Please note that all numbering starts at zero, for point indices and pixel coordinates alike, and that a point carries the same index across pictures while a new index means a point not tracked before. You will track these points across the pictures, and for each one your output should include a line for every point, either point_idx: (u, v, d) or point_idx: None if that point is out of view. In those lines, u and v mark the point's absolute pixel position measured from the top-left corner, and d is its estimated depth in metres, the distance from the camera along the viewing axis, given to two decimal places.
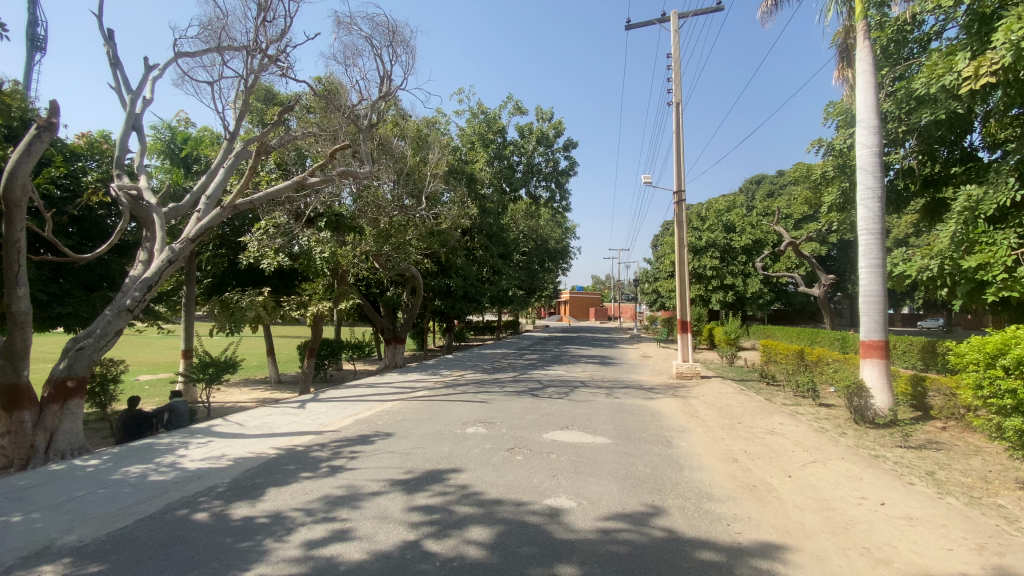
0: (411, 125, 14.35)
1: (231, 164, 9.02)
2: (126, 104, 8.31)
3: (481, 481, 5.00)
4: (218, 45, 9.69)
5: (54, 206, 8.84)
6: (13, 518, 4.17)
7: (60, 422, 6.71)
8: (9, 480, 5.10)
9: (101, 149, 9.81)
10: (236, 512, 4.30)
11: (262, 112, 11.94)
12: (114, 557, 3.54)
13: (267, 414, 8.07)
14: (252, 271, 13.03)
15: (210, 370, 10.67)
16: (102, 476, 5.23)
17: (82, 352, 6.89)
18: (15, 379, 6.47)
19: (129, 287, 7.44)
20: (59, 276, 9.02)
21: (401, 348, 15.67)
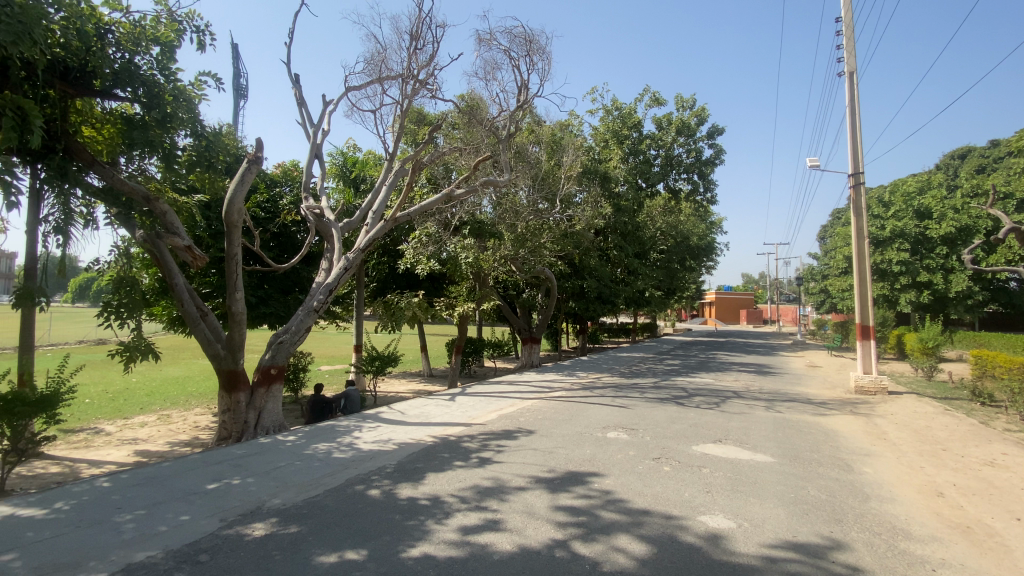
0: (546, 130, 14.63)
1: (391, 182, 10.12)
2: (310, 136, 9.82)
3: (627, 488, 4.85)
4: (379, 76, 10.93)
5: (260, 225, 10.95)
6: (236, 480, 5.17)
7: (266, 403, 8.14)
8: (233, 448, 6.34)
9: (293, 175, 11.69)
10: (401, 492, 4.78)
11: (415, 133, 13.14)
12: (309, 521, 4.17)
13: (423, 405, 8.84)
14: (409, 275, 14.41)
15: (376, 363, 12.08)
16: (297, 450, 6.22)
17: (282, 346, 8.25)
18: (234, 366, 8.08)
19: (315, 291, 8.75)
20: (264, 281, 10.98)
21: (537, 348, 16.06)
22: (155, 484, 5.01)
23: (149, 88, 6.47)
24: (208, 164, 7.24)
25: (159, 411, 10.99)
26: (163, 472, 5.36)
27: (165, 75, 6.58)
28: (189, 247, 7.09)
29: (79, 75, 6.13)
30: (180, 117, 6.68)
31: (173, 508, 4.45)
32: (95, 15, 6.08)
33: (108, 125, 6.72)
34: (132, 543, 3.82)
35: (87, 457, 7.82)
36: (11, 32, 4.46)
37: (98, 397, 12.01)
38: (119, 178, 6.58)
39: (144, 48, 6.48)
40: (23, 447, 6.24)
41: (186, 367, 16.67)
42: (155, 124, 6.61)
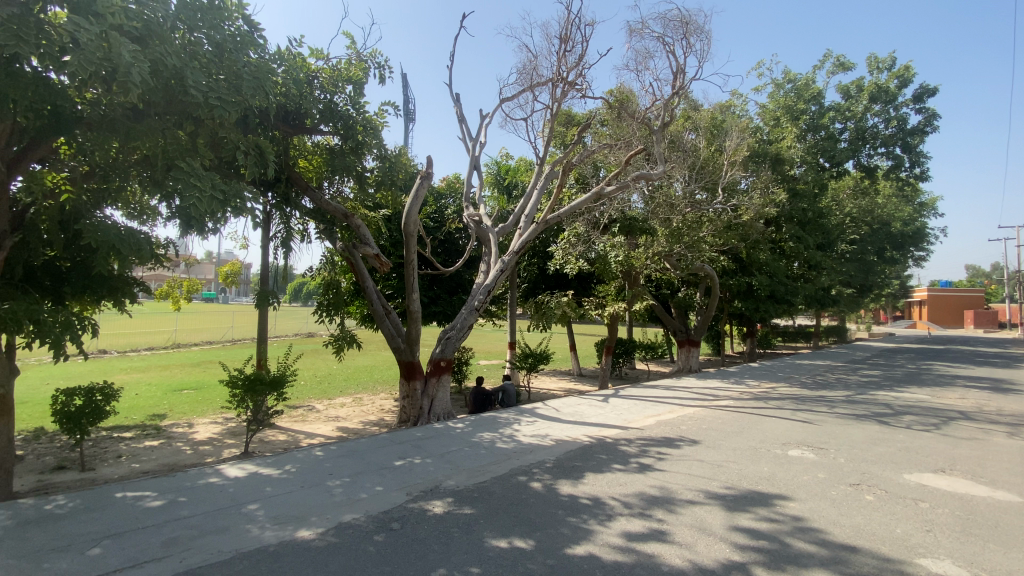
0: (704, 115, 13.62)
1: (542, 185, 10.34)
2: (469, 149, 10.57)
3: (818, 516, 4.23)
4: (530, 84, 11.30)
5: (430, 234, 12.12)
6: (417, 460, 5.80)
7: (437, 392, 8.94)
8: (414, 431, 7.13)
9: (455, 187, 12.73)
10: (562, 488, 4.86)
11: (564, 135, 13.27)
12: (479, 505, 4.48)
13: (577, 404, 8.88)
14: (559, 275, 14.56)
15: (530, 360, 12.52)
16: (466, 437, 6.75)
17: (450, 340, 9.01)
18: (411, 359, 9.09)
19: (476, 291, 9.38)
20: (434, 284, 12.09)
21: (695, 351, 15.04)
22: (354, 457, 5.88)
23: (345, 121, 7.53)
24: (391, 182, 8.27)
25: (353, 394, 12.92)
26: (360, 447, 6.26)
27: (357, 108, 7.66)
28: (377, 255, 8.28)
29: (295, 117, 7.33)
30: (370, 142, 7.79)
31: (368, 479, 5.17)
32: (305, 65, 7.28)
33: (317, 156, 8.11)
34: (340, 505, 4.52)
35: (303, 429, 9.52)
36: (252, 86, 5.60)
37: (309, 380, 14.58)
38: (324, 200, 7.81)
39: (341, 87, 7.62)
40: (262, 417, 7.86)
41: (371, 358, 19.31)
42: (350, 150, 7.69)
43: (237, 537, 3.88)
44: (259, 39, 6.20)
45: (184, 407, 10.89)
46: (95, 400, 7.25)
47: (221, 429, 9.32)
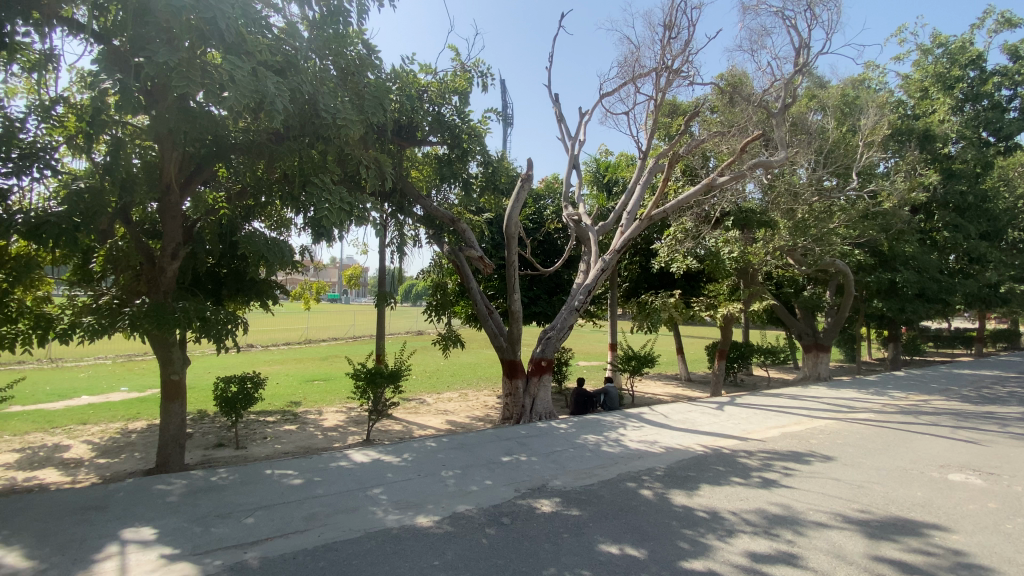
0: (832, 92, 12.23)
1: (646, 179, 9.95)
2: (569, 148, 10.52)
3: (994, 555, 3.56)
4: (632, 76, 10.94)
5: (530, 234, 12.26)
6: (523, 458, 5.90)
7: (538, 391, 8.99)
8: (519, 428, 7.27)
9: (554, 187, 12.76)
10: (675, 498, 4.64)
11: (669, 126, 12.67)
12: (588, 508, 4.43)
13: (687, 410, 8.42)
14: (665, 274, 13.92)
15: (633, 363, 12.12)
16: (570, 438, 6.72)
17: (550, 340, 9.03)
18: (513, 357, 9.27)
19: (576, 291, 9.29)
20: (534, 284, 12.18)
21: (824, 358, 13.53)
22: (464, 450, 6.14)
23: (452, 131, 7.86)
24: (494, 185, 8.46)
25: (459, 390, 13.53)
26: (469, 441, 6.53)
27: (462, 118, 7.97)
28: (480, 256, 8.48)
29: (408, 130, 7.79)
30: (475, 149, 8.06)
31: (478, 473, 5.36)
32: (416, 81, 7.71)
33: (426, 165, 8.59)
34: (453, 496, 4.75)
35: (415, 421, 10.16)
36: (372, 105, 6.14)
37: (420, 375, 15.55)
38: (434, 207, 8.24)
39: (448, 98, 7.96)
40: (381, 408, 8.53)
41: (475, 356, 20.05)
42: (457, 158, 8.06)
43: (364, 518, 4.24)
44: (376, 60, 6.71)
45: (315, 396, 12.19)
46: (246, 387, 8.37)
47: (345, 418, 10.28)
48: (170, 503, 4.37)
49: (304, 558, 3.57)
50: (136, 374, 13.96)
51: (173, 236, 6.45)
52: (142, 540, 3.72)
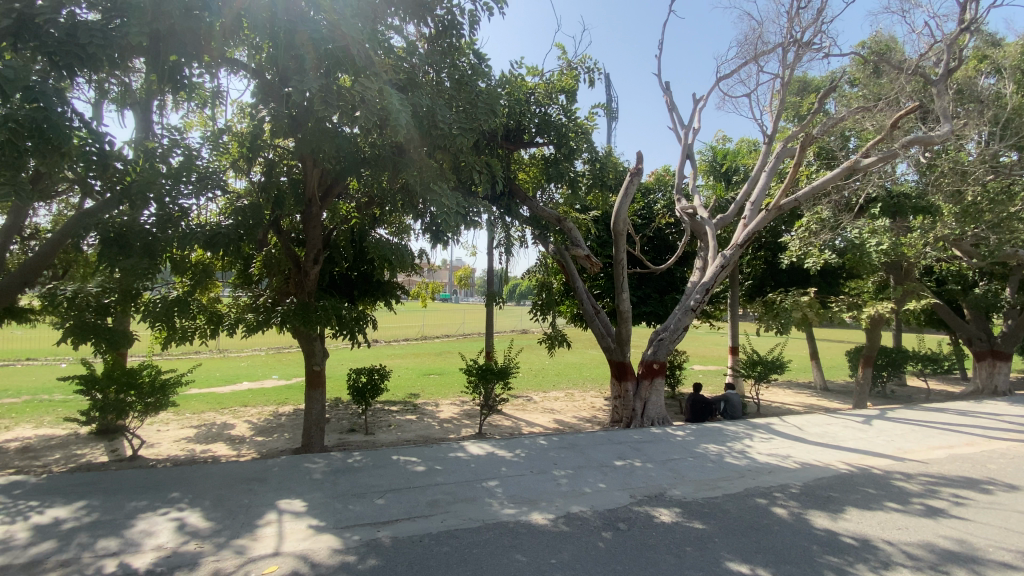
0: (1013, 49, 10.18)
1: (772, 166, 9.07)
2: (681, 138, 9.97)
3: None
4: (753, 55, 10.05)
5: (640, 230, 11.83)
6: (638, 463, 5.70)
7: (650, 395, 8.63)
8: (632, 432, 7.04)
9: (665, 180, 12.20)
10: (814, 520, 4.17)
11: (798, 106, 11.44)
12: (712, 522, 4.16)
13: (825, 423, 7.51)
14: (794, 270, 12.58)
15: (759, 369, 11.11)
16: (688, 447, 6.35)
17: (663, 342, 8.62)
18: (623, 358, 9.01)
19: (692, 290, 8.76)
20: (644, 283, 11.74)
21: (1005, 368, 11.20)
22: (576, 451, 6.10)
23: (559, 130, 7.83)
24: (602, 182, 8.27)
25: (567, 390, 13.51)
26: (580, 442, 6.47)
27: (569, 116, 7.93)
28: (587, 256, 8.27)
29: (515, 133, 7.90)
30: (582, 146, 7.95)
31: (590, 475, 5.30)
32: (524, 84, 7.79)
33: (534, 166, 8.67)
34: (567, 496, 4.74)
35: (524, 418, 10.34)
36: (484, 113, 6.39)
37: (527, 373, 15.80)
38: (541, 208, 8.20)
39: (555, 97, 7.97)
40: (492, 403, 8.80)
41: (582, 356, 19.88)
42: (564, 157, 8.03)
43: (482, 509, 4.39)
44: (486, 68, 6.94)
45: (432, 389, 12.97)
46: (373, 377, 9.18)
47: (459, 411, 10.80)
48: (315, 480, 4.93)
49: (429, 542, 3.80)
50: (284, 364, 16.01)
51: (314, 243, 7.30)
52: (295, 511, 4.24)
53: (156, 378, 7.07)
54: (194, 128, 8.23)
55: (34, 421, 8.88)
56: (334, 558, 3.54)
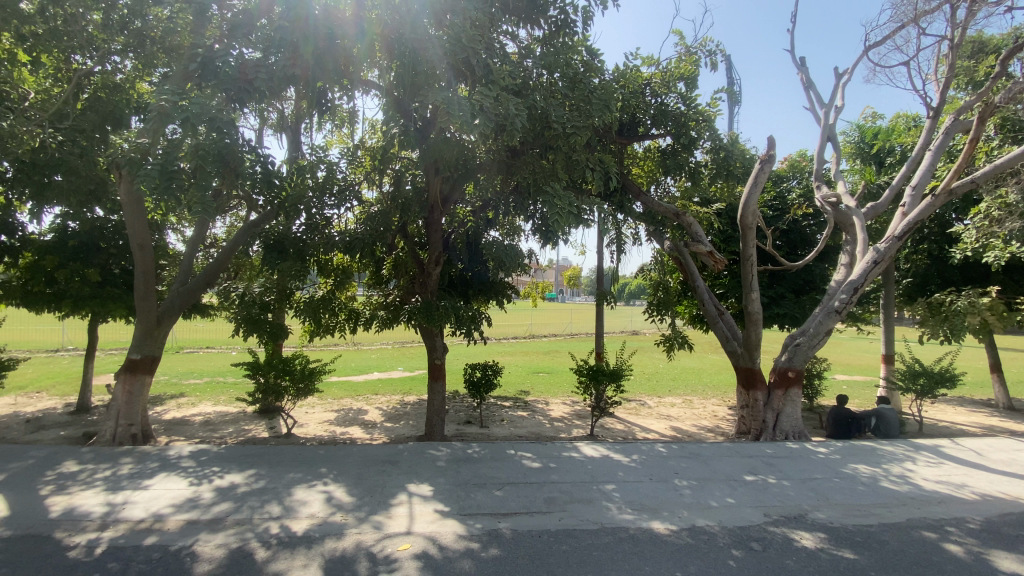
0: None
1: (940, 143, 7.71)
2: (821, 118, 8.89)
3: None
4: (912, 16, 8.64)
5: (770, 224, 10.80)
6: (771, 479, 5.21)
7: (784, 406, 7.81)
8: (762, 445, 6.44)
9: (800, 166, 11.06)
10: (1005, 565, 3.47)
11: (975, 70, 9.58)
12: (865, 553, 3.66)
13: (1015, 450, 6.21)
14: (970, 266, 10.58)
15: (921, 382, 9.51)
16: (832, 466, 5.65)
17: (799, 348, 7.76)
18: (751, 365, 8.29)
19: (836, 290, 7.75)
20: (775, 282, 10.69)
21: None
22: (699, 461, 5.74)
23: (677, 120, 7.40)
24: (727, 172, 7.63)
25: (684, 395, 12.79)
26: (703, 452, 6.08)
27: (688, 104, 7.48)
28: (710, 251, 7.58)
29: (629, 127, 7.63)
30: (703, 135, 7.44)
31: (716, 488, 4.94)
32: (640, 75, 7.48)
33: (649, 160, 8.33)
34: (691, 507, 4.48)
35: (639, 422, 10.00)
36: (599, 108, 6.21)
37: (641, 376, 15.25)
38: (657, 203, 7.67)
39: (674, 86, 7.56)
40: (604, 405, 8.61)
41: (700, 360, 18.69)
42: (683, 148, 7.56)
43: (600, 512, 4.32)
44: (599, 63, 6.80)
45: (543, 387, 13.11)
46: (488, 373, 9.50)
47: (570, 410, 10.77)
48: (440, 467, 5.23)
49: (549, 538, 3.83)
50: (408, 357, 17.30)
51: (436, 245, 7.76)
52: (422, 495, 4.53)
53: (306, 366, 8.04)
54: (334, 146, 9.20)
55: (214, 399, 10.60)
56: (459, 544, 3.72)
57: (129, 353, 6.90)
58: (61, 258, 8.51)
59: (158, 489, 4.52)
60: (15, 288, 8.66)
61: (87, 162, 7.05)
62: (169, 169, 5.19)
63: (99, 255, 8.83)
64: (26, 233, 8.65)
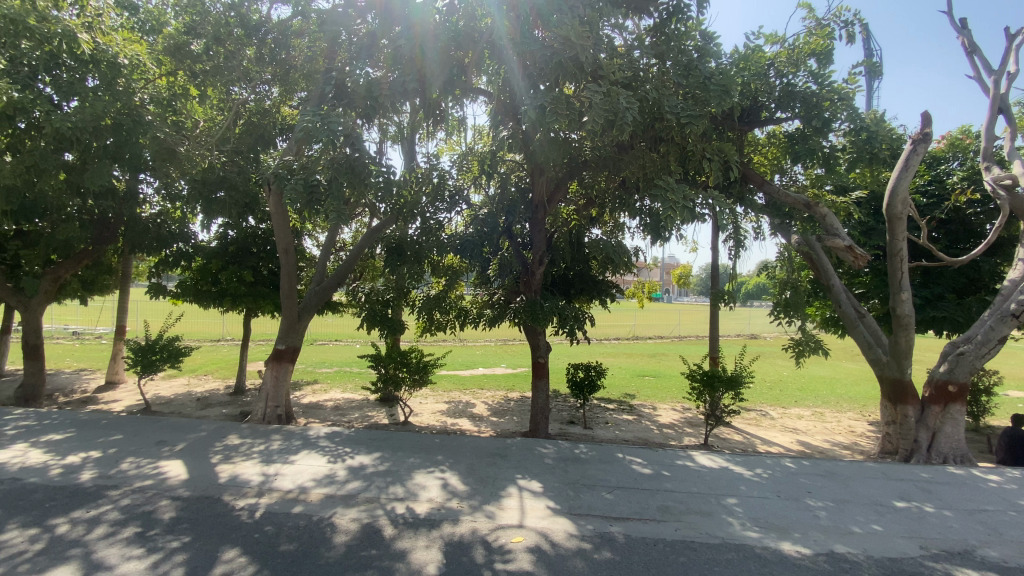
0: None
1: None
2: (990, 87, 7.51)
3: None
4: None
5: (922, 213, 9.37)
6: (926, 507, 4.51)
7: (942, 425, 6.75)
8: (914, 468, 5.59)
9: (961, 145, 9.46)
10: None
11: None
12: None
13: None
14: None
15: None
16: (1010, 497, 4.74)
17: (963, 358, 6.62)
18: (900, 375, 7.16)
19: (1014, 290, 6.52)
20: (929, 281, 9.24)
21: None
22: (835, 481, 5.14)
23: (807, 100, 6.67)
24: (871, 156, 6.74)
25: (812, 407, 11.54)
26: (841, 471, 5.43)
27: (820, 82, 6.73)
28: (851, 247, 6.68)
29: (750, 113, 7.06)
30: (839, 115, 6.63)
31: (859, 512, 4.38)
32: (762, 56, 6.89)
33: (774, 147, 7.63)
34: (826, 530, 4.03)
35: (760, 434, 9.21)
36: (718, 94, 5.78)
37: (759, 384, 14.05)
38: (783, 192, 6.92)
39: (802, 65, 6.85)
40: (719, 413, 8.05)
41: (829, 368, 16.77)
42: (814, 131, 6.77)
43: (720, 526, 4.04)
44: (716, 47, 6.36)
45: (649, 391, 12.63)
46: (591, 373, 9.35)
47: (680, 417, 10.24)
48: (549, 465, 5.26)
49: (664, 548, 3.66)
50: (512, 354, 17.70)
51: (540, 244, 7.75)
52: (533, 491, 4.59)
53: (420, 360, 8.57)
54: (445, 153, 9.68)
55: (342, 387, 11.74)
56: (572, 542, 3.70)
57: (276, 343, 7.87)
58: (223, 261, 9.93)
59: (301, 465, 5.09)
60: (190, 287, 10.29)
61: (243, 178, 8.20)
62: (310, 182, 5.84)
63: (251, 258, 10.17)
64: (197, 241, 10.24)
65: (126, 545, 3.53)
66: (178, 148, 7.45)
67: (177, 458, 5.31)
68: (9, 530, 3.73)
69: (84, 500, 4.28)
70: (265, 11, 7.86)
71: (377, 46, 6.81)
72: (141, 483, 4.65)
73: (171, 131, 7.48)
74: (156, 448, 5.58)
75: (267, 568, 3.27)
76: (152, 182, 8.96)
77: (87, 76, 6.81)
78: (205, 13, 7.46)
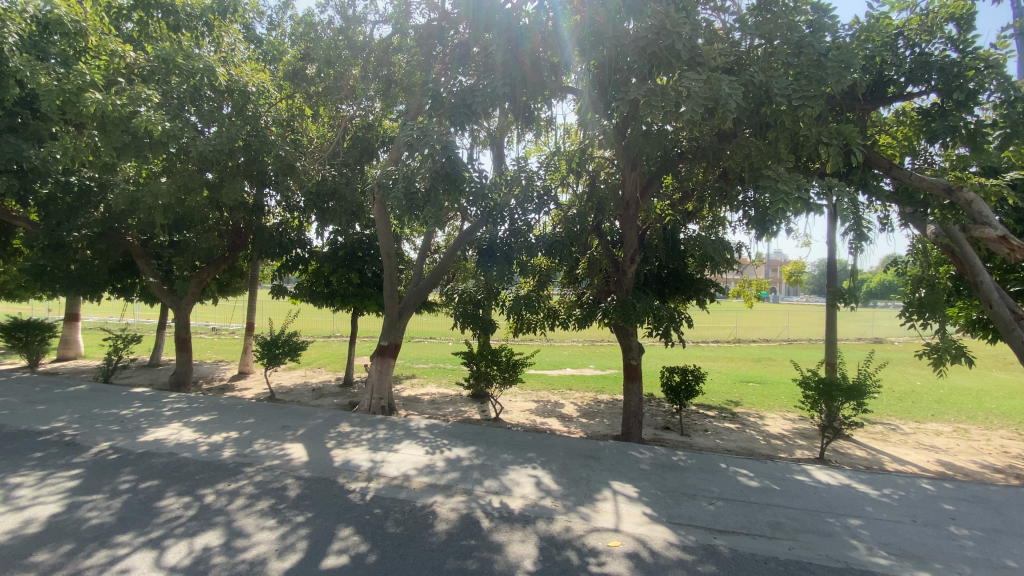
0: None
1: None
2: None
3: None
4: None
5: None
6: None
7: None
8: None
9: None
10: None
11: None
12: None
13: None
14: None
15: None
16: None
17: None
18: None
19: None
20: None
21: None
22: (987, 508, 4.43)
23: (945, 70, 5.83)
24: None
25: (954, 423, 10.01)
26: (995, 497, 4.67)
27: (962, 48, 5.85)
28: (1005, 237, 5.82)
29: (874, 90, 6.31)
30: (986, 86, 5.72)
31: (1017, 545, 3.75)
32: (888, 24, 6.12)
33: (905, 126, 6.76)
34: (976, 563, 3.49)
35: (888, 451, 8.19)
36: (836, 71, 5.22)
37: (886, 394, 12.49)
38: (917, 175, 6.08)
39: (938, 31, 5.98)
40: (838, 425, 7.24)
41: (976, 378, 14.49)
42: (955, 106, 5.91)
43: (842, 549, 3.65)
44: (831, 20, 5.73)
45: (753, 398, 11.75)
46: (687, 378, 8.88)
47: (791, 428, 9.38)
48: (644, 470, 5.09)
49: (777, 567, 3.39)
50: (601, 355, 17.40)
51: (631, 243, 7.47)
52: (628, 495, 4.47)
53: (511, 358, 8.73)
54: (533, 154, 9.77)
55: (438, 381, 12.37)
56: (672, 552, 3.55)
57: (380, 339, 8.42)
58: (334, 264, 10.89)
59: (404, 454, 5.42)
60: (306, 289, 11.37)
61: (351, 188, 8.92)
62: (409, 189, 6.20)
63: (357, 261, 11.09)
64: (312, 246, 11.47)
65: (260, 517, 3.97)
66: (296, 163, 8.31)
67: (298, 441, 5.90)
68: (171, 496, 4.37)
69: (227, 474, 4.90)
70: (368, 31, 8.48)
71: (471, 54, 7.03)
72: (270, 462, 5.23)
73: (290, 149, 8.31)
74: (281, 432, 6.25)
75: (377, 547, 3.52)
76: (276, 196, 9.95)
77: (223, 104, 7.71)
78: (318, 40, 8.25)
